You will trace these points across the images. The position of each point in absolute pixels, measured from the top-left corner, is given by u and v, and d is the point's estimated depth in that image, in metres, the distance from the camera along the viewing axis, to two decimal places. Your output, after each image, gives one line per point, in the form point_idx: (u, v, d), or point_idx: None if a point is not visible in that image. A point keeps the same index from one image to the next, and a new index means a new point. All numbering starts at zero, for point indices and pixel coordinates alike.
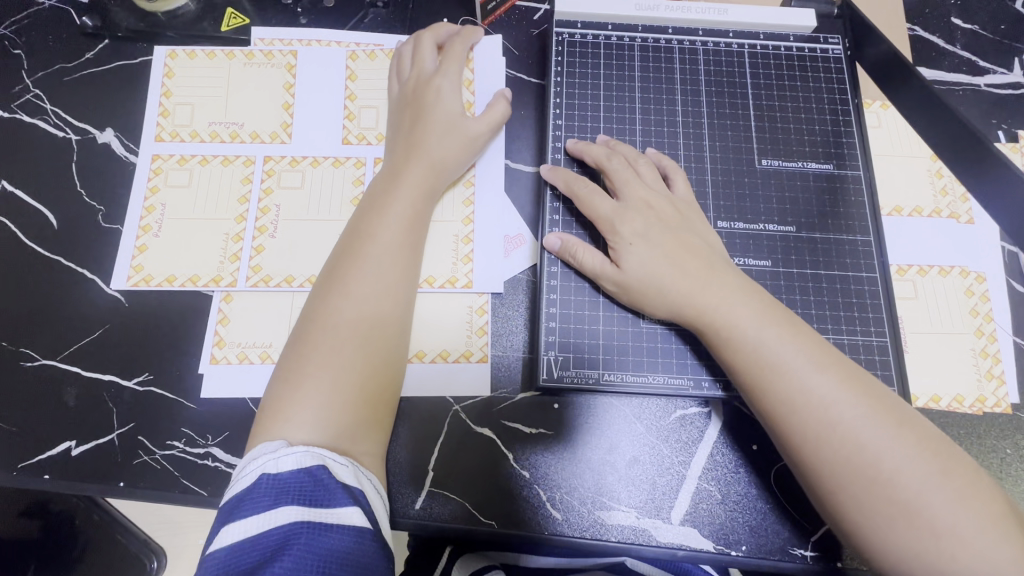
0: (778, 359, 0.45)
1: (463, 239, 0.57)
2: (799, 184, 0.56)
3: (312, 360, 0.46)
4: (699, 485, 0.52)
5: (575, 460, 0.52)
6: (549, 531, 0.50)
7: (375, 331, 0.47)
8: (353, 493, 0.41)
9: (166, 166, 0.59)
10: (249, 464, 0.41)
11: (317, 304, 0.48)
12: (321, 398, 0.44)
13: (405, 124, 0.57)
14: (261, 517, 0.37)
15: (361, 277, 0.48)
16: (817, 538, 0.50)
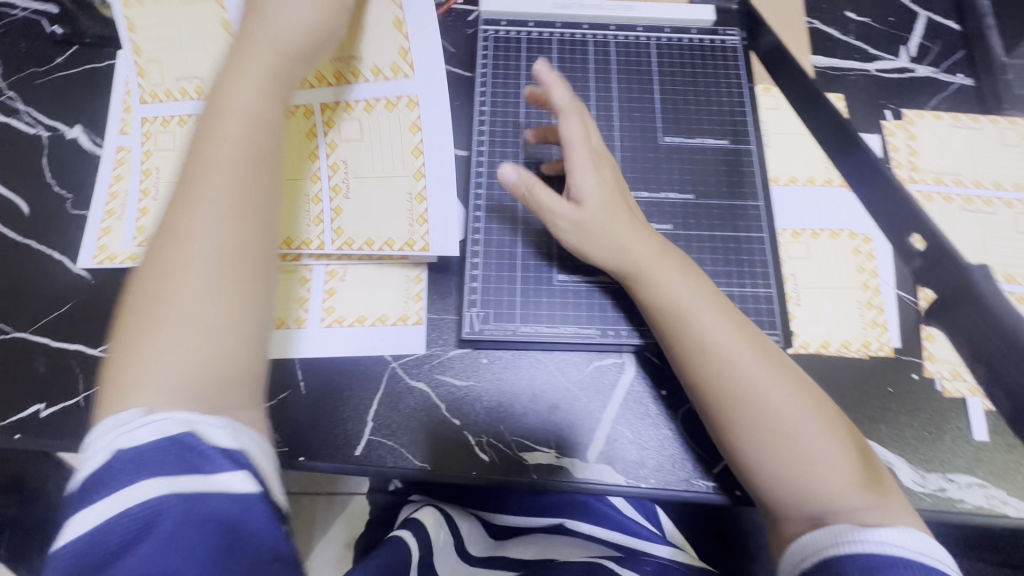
0: (680, 305, 0.51)
1: (416, 198, 0.62)
2: (699, 157, 0.62)
3: (159, 295, 0.40)
4: (613, 425, 0.57)
5: (500, 406, 0.58)
6: (478, 471, 0.56)
7: (226, 249, 0.41)
8: (233, 457, 0.36)
9: (154, 130, 0.65)
10: (98, 438, 0.35)
11: (166, 225, 0.42)
12: (170, 336, 0.38)
13: (243, 32, 0.51)
14: (119, 499, 0.33)
15: (202, 190, 0.42)
16: (718, 471, 0.56)
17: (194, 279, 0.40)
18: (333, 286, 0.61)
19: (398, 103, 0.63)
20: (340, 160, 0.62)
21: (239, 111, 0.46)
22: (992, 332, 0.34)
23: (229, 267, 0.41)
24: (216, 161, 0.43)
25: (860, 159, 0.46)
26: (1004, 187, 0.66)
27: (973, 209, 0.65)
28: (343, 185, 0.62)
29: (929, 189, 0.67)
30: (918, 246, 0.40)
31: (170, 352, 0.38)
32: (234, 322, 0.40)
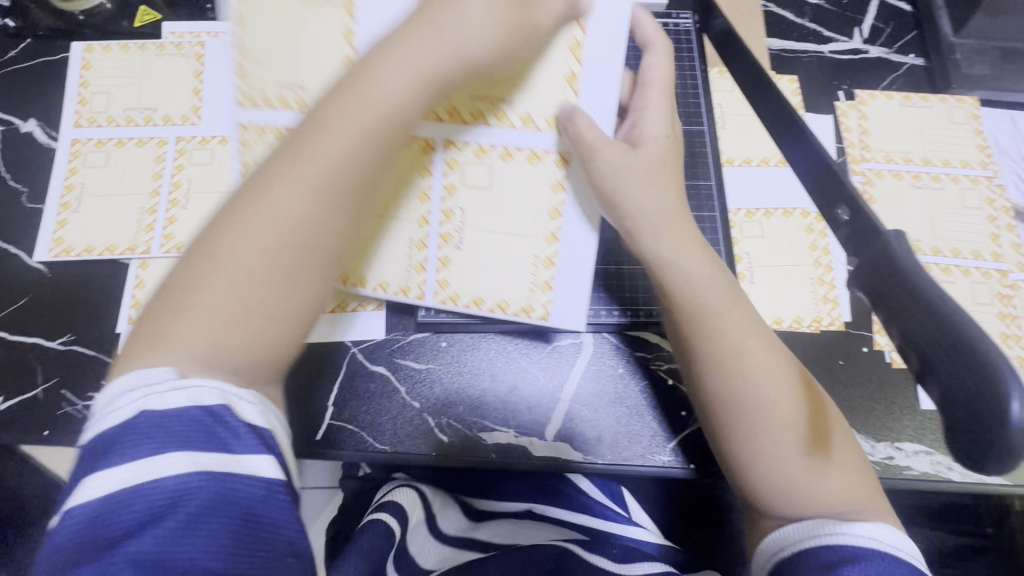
0: (695, 291, 0.49)
1: (544, 262, 0.54)
2: None
3: (200, 263, 0.37)
4: (571, 404, 0.58)
5: (459, 388, 0.59)
6: (438, 452, 0.57)
7: (281, 238, 0.37)
8: (261, 437, 0.36)
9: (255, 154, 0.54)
10: (119, 396, 0.34)
11: (241, 208, 0.38)
12: (200, 310, 0.36)
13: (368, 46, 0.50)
14: (144, 463, 0.32)
15: (316, 156, 0.38)
16: (672, 446, 0.57)
17: (238, 256, 0.36)
18: None
19: (541, 148, 0.52)
20: (456, 206, 0.54)
21: (384, 95, 0.39)
22: (904, 286, 0.34)
23: (271, 256, 0.37)
24: (322, 146, 0.38)
25: (798, 138, 0.47)
26: (951, 164, 0.68)
27: (921, 185, 0.67)
28: (456, 233, 0.55)
29: (878, 167, 0.68)
30: (845, 217, 0.41)
31: (194, 331, 0.36)
32: (258, 318, 0.37)
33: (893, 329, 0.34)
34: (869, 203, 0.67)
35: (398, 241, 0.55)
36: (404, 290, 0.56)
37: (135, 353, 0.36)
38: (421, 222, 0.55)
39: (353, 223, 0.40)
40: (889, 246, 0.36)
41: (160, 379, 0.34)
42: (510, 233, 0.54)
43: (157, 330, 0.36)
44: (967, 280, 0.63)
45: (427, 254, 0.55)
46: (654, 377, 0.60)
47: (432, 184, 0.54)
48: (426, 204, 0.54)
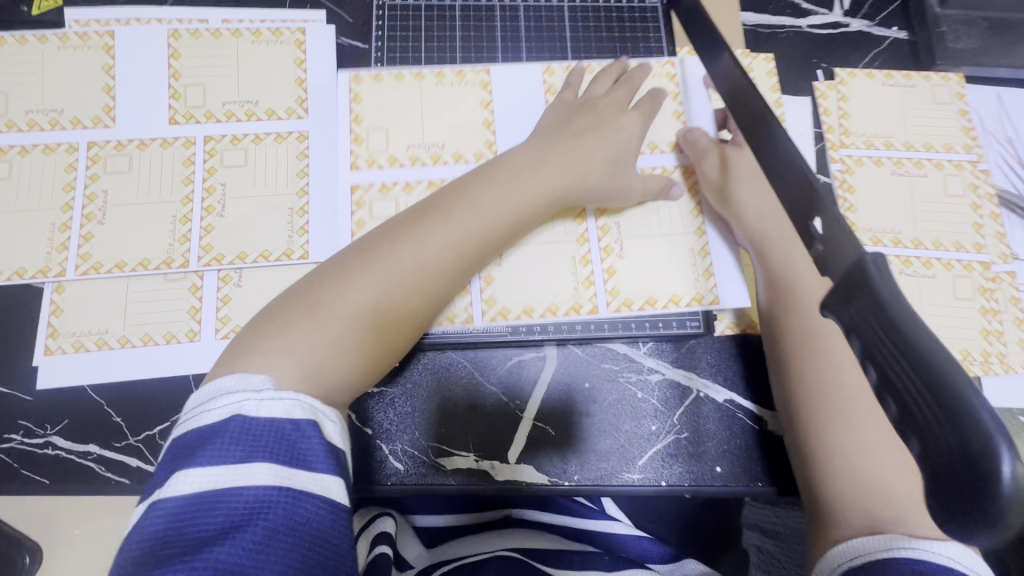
0: (793, 272, 0.57)
1: (700, 253, 0.60)
2: (618, 132, 0.58)
3: (337, 279, 0.48)
4: (535, 423, 0.55)
5: (415, 411, 0.55)
6: (391, 482, 0.53)
7: (407, 282, 0.48)
8: (336, 454, 0.41)
9: (369, 197, 0.59)
10: (221, 397, 0.40)
11: (378, 249, 0.49)
12: (340, 313, 0.46)
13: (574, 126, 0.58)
14: (234, 468, 0.37)
15: (443, 231, 0.50)
16: (642, 464, 0.55)
17: (368, 285, 0.47)
18: (228, 292, 0.56)
19: (674, 167, 0.63)
20: (611, 264, 0.59)
21: (500, 204, 0.52)
22: (881, 318, 0.29)
23: (394, 292, 0.48)
24: (449, 227, 0.50)
25: (764, 135, 0.44)
26: (934, 148, 0.64)
27: (903, 172, 0.63)
28: (615, 245, 0.60)
29: (858, 154, 0.64)
30: (818, 230, 0.37)
31: (325, 336, 0.45)
32: (373, 340, 0.47)
33: (868, 368, 0.30)
34: (848, 193, 0.63)
35: (538, 265, 0.59)
36: (576, 308, 0.58)
37: (265, 339, 0.45)
38: (580, 238, 0.60)
39: (454, 284, 0.51)
40: (865, 268, 0.31)
41: (259, 387, 0.41)
42: (664, 236, 0.61)
43: (297, 321, 0.46)
44: (948, 274, 0.60)
45: (592, 269, 0.59)
46: (626, 391, 0.56)
47: (588, 248, 0.60)
48: (584, 228, 0.60)
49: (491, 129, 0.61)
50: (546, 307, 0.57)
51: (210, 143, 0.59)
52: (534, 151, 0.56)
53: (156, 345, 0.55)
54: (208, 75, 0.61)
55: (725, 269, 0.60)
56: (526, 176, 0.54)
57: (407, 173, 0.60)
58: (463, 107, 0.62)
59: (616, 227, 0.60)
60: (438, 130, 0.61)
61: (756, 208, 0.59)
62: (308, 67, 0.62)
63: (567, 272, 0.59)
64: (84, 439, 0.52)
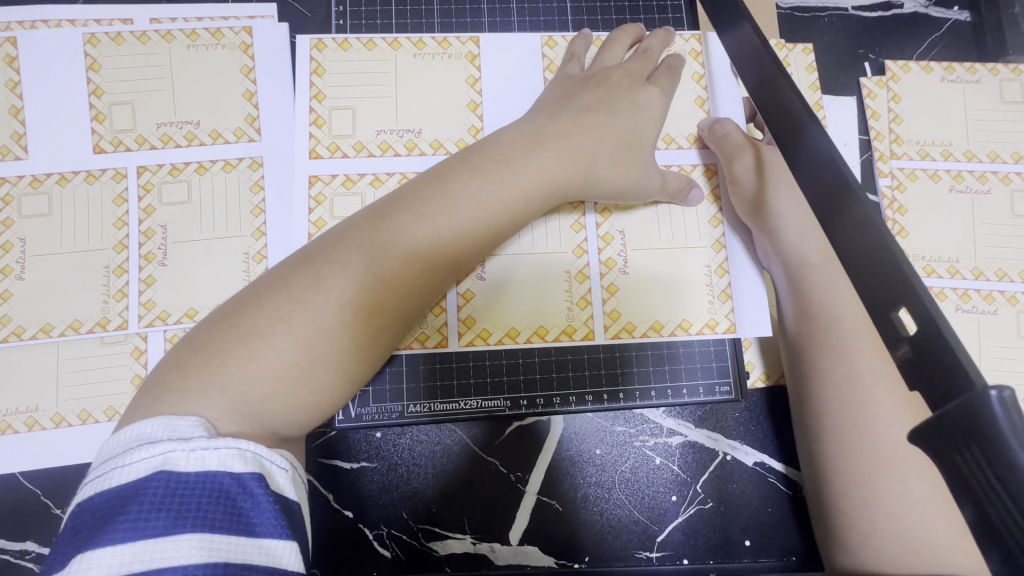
0: (831, 309, 0.46)
1: (717, 270, 0.49)
2: (633, 136, 0.47)
3: (279, 293, 0.38)
4: (539, 498, 0.48)
5: (401, 487, 0.48)
6: (379, 571, 0.47)
7: (366, 294, 0.39)
8: (288, 510, 0.33)
9: (330, 191, 0.48)
10: (138, 448, 0.31)
11: (334, 250, 0.40)
12: (281, 339, 0.37)
13: (574, 111, 0.47)
14: (153, 542, 0.28)
15: (414, 228, 0.41)
16: (662, 541, 0.48)
17: (321, 303, 0.38)
18: None
19: (695, 164, 0.50)
20: (617, 279, 0.48)
21: (483, 195, 0.43)
22: (1009, 494, 0.22)
23: (355, 313, 0.38)
24: (423, 225, 0.41)
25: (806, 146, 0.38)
26: (1000, 158, 0.55)
27: (963, 188, 0.54)
28: (620, 257, 0.48)
29: (912, 167, 0.55)
30: (908, 329, 0.29)
31: (264, 369, 0.36)
32: (327, 375, 0.38)
33: (989, 549, 0.23)
34: (899, 214, 0.54)
35: (525, 284, 0.48)
36: (568, 332, 0.48)
37: (188, 371, 0.36)
38: (578, 250, 0.49)
39: (428, 291, 0.42)
40: (982, 415, 0.23)
41: (189, 433, 0.32)
42: (678, 245, 0.49)
43: (230, 349, 0.36)
44: (1011, 309, 0.52)
45: (590, 287, 0.48)
46: (641, 457, 0.49)
47: (588, 262, 0.48)
48: (582, 234, 0.49)
49: (478, 112, 0.50)
50: (533, 330, 0.47)
51: (145, 176, 0.50)
52: (525, 138, 0.45)
53: (96, 423, 0.47)
54: (138, 89, 0.50)
55: (750, 291, 0.49)
56: (518, 166, 0.44)
57: (375, 165, 0.49)
58: (446, 86, 0.50)
59: (621, 235, 0.49)
60: (415, 111, 0.49)
61: (793, 223, 0.48)
62: (257, 75, 0.51)
63: (559, 290, 0.48)
64: (22, 535, 0.46)
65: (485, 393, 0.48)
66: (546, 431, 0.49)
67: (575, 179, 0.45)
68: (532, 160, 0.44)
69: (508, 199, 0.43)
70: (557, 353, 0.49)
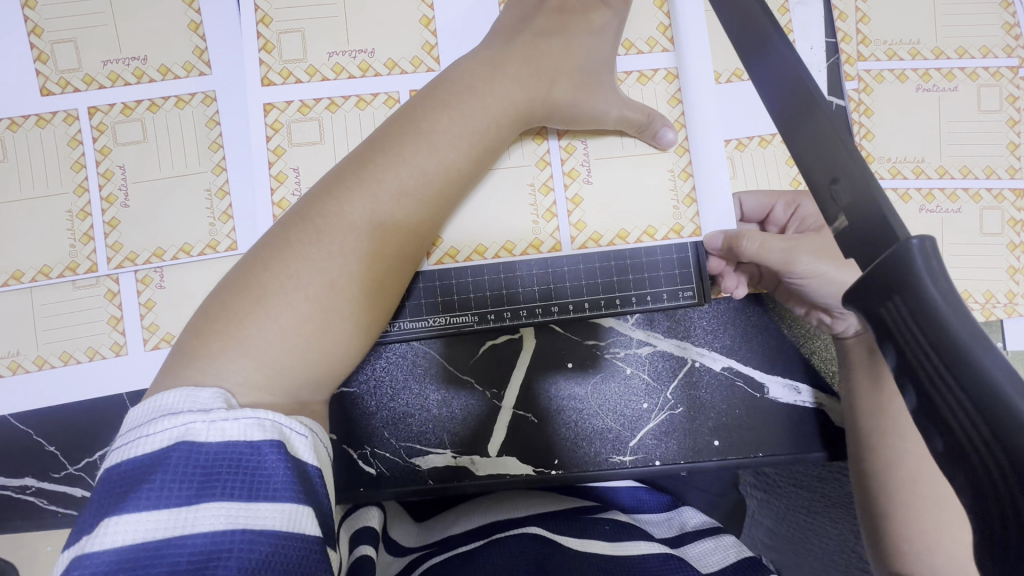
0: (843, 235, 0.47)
1: (681, 174, 0.47)
2: (591, 50, 0.45)
3: (282, 253, 0.37)
4: (514, 411, 0.50)
5: (384, 411, 0.50)
6: (366, 486, 0.49)
7: (371, 242, 0.38)
8: (306, 480, 0.32)
9: (287, 119, 0.46)
10: (160, 418, 0.31)
11: (325, 199, 0.39)
12: (263, 281, 0.36)
13: (529, 27, 0.45)
14: (178, 509, 0.29)
15: (399, 172, 0.39)
16: (633, 444, 0.50)
17: (307, 251, 0.37)
18: (150, 297, 0.48)
19: (656, 68, 0.48)
20: (580, 191, 0.47)
21: (448, 126, 0.41)
22: (934, 349, 0.22)
23: (319, 243, 0.37)
24: (404, 166, 0.39)
25: (766, 51, 0.38)
26: (968, 54, 0.54)
27: (930, 87, 0.53)
28: (582, 167, 0.48)
29: (879, 67, 0.54)
30: (842, 201, 0.30)
31: (289, 326, 0.35)
32: (344, 325, 0.37)
33: (905, 388, 0.24)
34: (865, 117, 0.53)
35: (487, 200, 0.47)
36: (536, 245, 0.47)
37: (210, 339, 0.35)
38: (540, 163, 0.48)
39: (424, 239, 0.41)
40: (904, 264, 0.24)
41: (210, 405, 0.32)
42: (640, 154, 0.47)
43: (245, 315, 0.35)
44: (975, 207, 0.53)
45: (555, 199, 0.47)
46: (612, 369, 0.51)
47: (550, 173, 0.47)
48: (544, 147, 0.47)
49: (432, 28, 0.47)
50: (501, 245, 0.47)
51: (97, 117, 0.49)
52: (486, 58, 0.44)
53: (77, 363, 0.48)
54: (78, 25, 0.49)
55: (716, 195, 0.47)
56: (473, 91, 0.42)
57: (331, 89, 0.47)
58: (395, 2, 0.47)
59: (584, 145, 0.48)
60: (365, 30, 0.47)
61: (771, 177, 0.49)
62: (200, 3, 0.49)
63: (524, 204, 0.47)
64: (19, 472, 0.48)
65: (454, 311, 0.48)
66: (518, 346, 0.51)
67: (534, 102, 0.44)
68: (486, 81, 0.43)
69: (482, 127, 0.42)
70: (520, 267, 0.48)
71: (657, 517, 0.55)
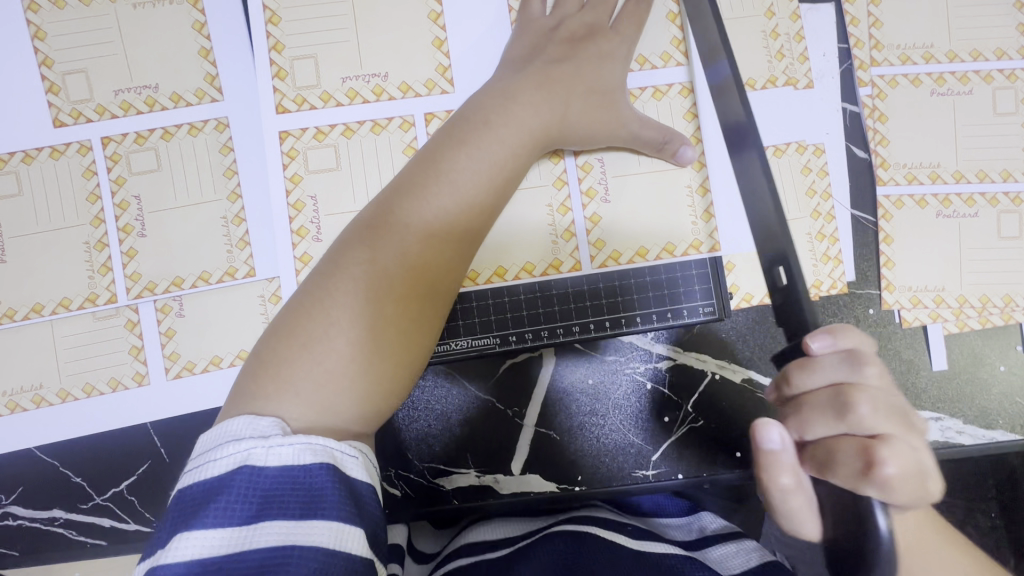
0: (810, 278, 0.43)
1: (698, 190, 0.47)
2: (604, 72, 0.45)
3: (320, 303, 0.37)
4: (538, 430, 0.50)
5: (407, 431, 0.50)
6: (390, 507, 0.50)
7: (400, 278, 0.38)
8: (358, 500, 0.32)
9: (302, 146, 0.46)
10: (224, 444, 0.32)
11: (353, 239, 0.39)
12: (301, 320, 0.37)
13: (543, 51, 0.45)
14: (240, 528, 0.30)
15: (422, 213, 0.39)
16: (657, 459, 0.51)
17: (339, 291, 0.37)
18: (171, 325, 0.49)
19: (671, 82, 0.48)
20: (600, 210, 0.47)
21: (469, 156, 0.41)
22: None
23: (348, 280, 0.37)
24: (424, 199, 0.39)
25: None
26: (982, 57, 0.53)
27: (944, 91, 0.53)
28: (600, 186, 0.47)
29: (894, 72, 0.53)
30: None
31: (330, 368, 0.35)
32: (373, 362, 0.36)
33: None
34: (880, 123, 0.53)
35: (508, 224, 0.47)
36: (555, 265, 0.47)
37: (254, 378, 0.35)
38: (558, 182, 0.47)
39: (456, 274, 0.41)
40: None
41: (269, 433, 0.32)
42: (658, 172, 0.47)
43: (288, 357, 0.35)
44: (992, 211, 0.52)
45: (574, 219, 0.47)
46: (634, 384, 0.51)
47: (569, 193, 0.47)
48: (561, 166, 0.47)
49: (444, 49, 0.47)
50: (521, 266, 0.47)
51: (111, 146, 0.49)
52: (502, 85, 0.44)
53: (100, 395, 0.48)
54: (89, 56, 0.48)
55: (733, 209, 0.47)
56: (491, 119, 0.42)
57: (345, 114, 0.46)
58: (406, 25, 0.47)
59: (601, 162, 0.47)
60: (378, 54, 0.46)
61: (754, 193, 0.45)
62: (211, 30, 0.49)
63: (543, 225, 0.47)
64: (47, 504, 0.48)
65: (475, 333, 0.48)
66: (540, 365, 0.51)
67: (550, 125, 0.44)
68: (504, 108, 0.43)
69: (503, 152, 0.42)
70: (542, 288, 0.48)
71: (678, 521, 0.53)
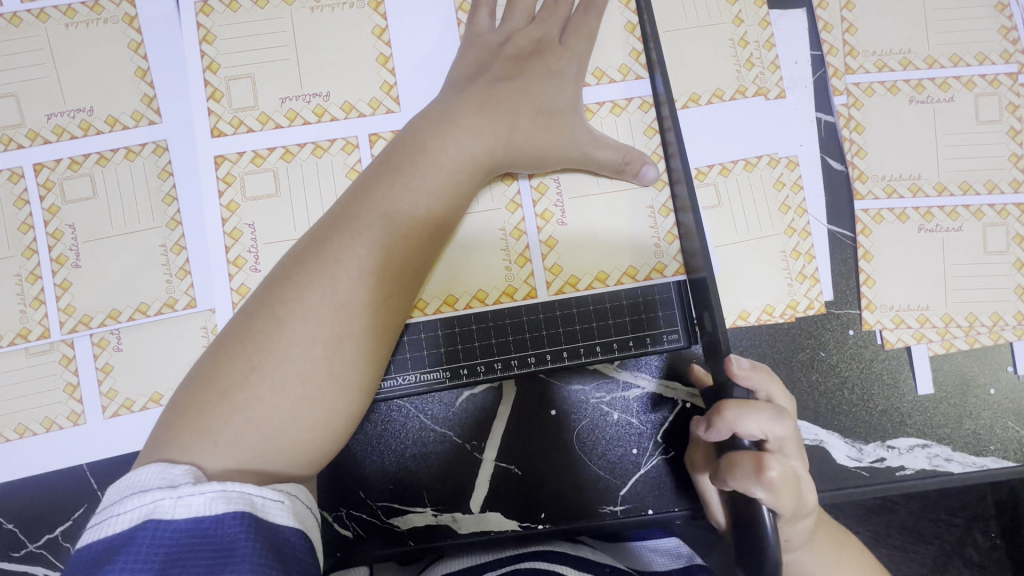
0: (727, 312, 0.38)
1: (661, 210, 0.45)
2: (556, 88, 0.43)
3: (244, 346, 0.34)
4: (498, 467, 0.48)
5: (360, 469, 0.47)
6: (342, 549, 0.47)
7: (330, 319, 0.35)
8: (279, 553, 0.29)
9: (239, 170, 0.44)
10: (128, 497, 0.28)
11: (281, 279, 0.36)
12: (224, 362, 0.34)
13: (491, 68, 0.43)
14: None
15: (355, 248, 0.37)
16: (625, 494, 0.48)
17: (264, 334, 0.34)
18: (107, 360, 0.46)
19: (630, 97, 0.45)
20: (556, 234, 0.45)
21: (407, 184, 0.38)
22: None
23: (275, 320, 0.35)
24: (358, 232, 0.37)
25: None
26: (964, 62, 0.50)
27: (924, 99, 0.50)
28: (556, 207, 0.45)
29: (871, 80, 0.51)
30: None
31: (252, 417, 0.33)
32: (298, 406, 0.34)
33: None
34: (857, 133, 0.50)
35: (460, 251, 0.45)
36: (509, 293, 0.45)
37: (168, 426, 0.33)
38: (512, 205, 0.45)
39: (397, 310, 0.38)
40: None
41: (181, 481, 0.29)
42: (617, 192, 0.45)
43: (204, 404, 0.33)
44: (977, 224, 0.50)
45: (529, 244, 0.45)
46: (599, 415, 0.48)
47: (522, 216, 0.45)
48: (514, 188, 0.45)
49: (390, 66, 0.44)
50: (472, 295, 0.45)
51: (44, 173, 0.46)
52: (447, 104, 0.41)
53: (33, 435, 0.45)
54: (20, 79, 0.46)
55: None
56: (433, 142, 0.40)
57: (284, 137, 0.44)
58: (349, 43, 0.44)
59: (556, 183, 0.45)
60: (319, 73, 0.44)
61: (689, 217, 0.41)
62: (147, 50, 0.46)
63: (496, 250, 0.45)
64: None
65: (427, 365, 0.46)
66: (500, 397, 0.48)
67: (497, 145, 0.41)
68: (446, 130, 0.40)
69: (444, 177, 0.39)
70: (497, 318, 0.45)
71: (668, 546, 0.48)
